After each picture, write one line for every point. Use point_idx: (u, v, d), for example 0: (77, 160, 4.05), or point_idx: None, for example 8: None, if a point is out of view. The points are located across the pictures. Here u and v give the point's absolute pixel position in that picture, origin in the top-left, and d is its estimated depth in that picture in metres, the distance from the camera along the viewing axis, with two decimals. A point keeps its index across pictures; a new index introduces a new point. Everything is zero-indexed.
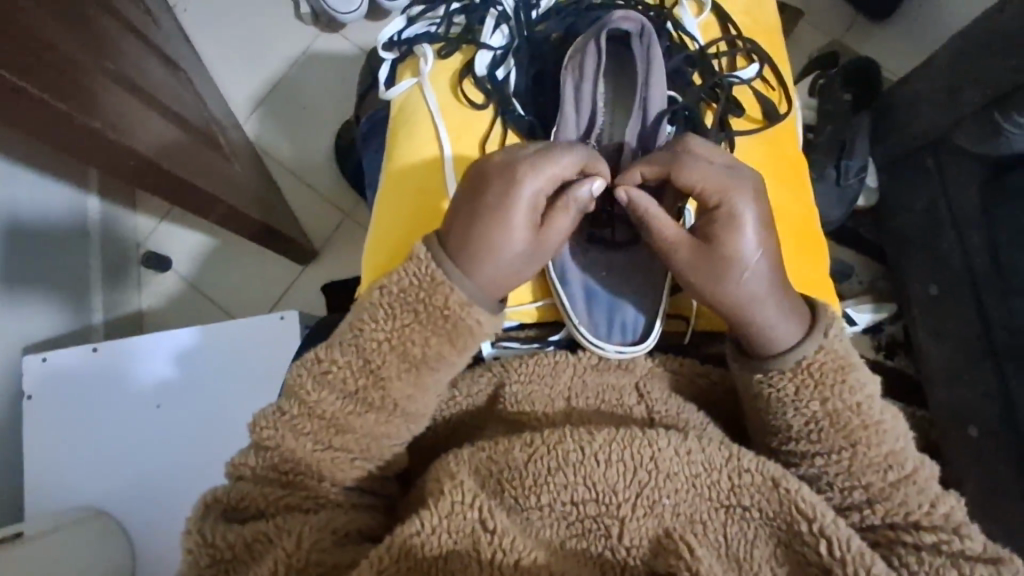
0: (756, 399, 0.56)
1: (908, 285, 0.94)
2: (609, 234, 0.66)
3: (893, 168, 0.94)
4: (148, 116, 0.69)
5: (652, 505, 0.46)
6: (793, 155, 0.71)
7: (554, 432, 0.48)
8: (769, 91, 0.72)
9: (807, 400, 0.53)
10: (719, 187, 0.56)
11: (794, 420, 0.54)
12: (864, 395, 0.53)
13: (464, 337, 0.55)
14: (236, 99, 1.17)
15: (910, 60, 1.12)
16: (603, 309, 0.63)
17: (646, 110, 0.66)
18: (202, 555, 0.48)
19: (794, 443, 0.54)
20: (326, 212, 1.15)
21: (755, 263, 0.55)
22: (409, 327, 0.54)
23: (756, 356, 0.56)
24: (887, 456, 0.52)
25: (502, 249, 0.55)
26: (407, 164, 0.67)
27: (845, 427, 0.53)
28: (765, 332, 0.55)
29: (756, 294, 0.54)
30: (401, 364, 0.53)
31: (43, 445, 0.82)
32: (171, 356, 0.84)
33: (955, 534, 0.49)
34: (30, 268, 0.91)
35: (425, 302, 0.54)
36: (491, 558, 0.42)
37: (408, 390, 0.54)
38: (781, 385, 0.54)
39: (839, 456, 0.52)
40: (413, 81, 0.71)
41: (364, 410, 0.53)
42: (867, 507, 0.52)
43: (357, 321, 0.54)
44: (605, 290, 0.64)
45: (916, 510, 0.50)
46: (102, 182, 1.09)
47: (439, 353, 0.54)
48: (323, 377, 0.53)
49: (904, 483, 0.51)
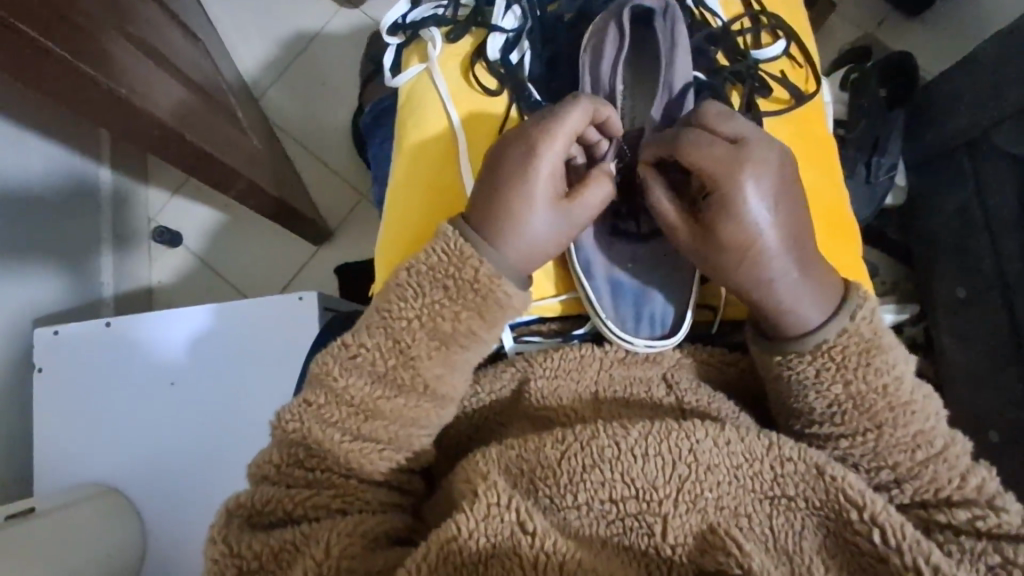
0: (776, 381, 0.53)
1: (934, 283, 0.92)
2: (634, 227, 0.62)
3: (926, 168, 0.93)
4: (152, 89, 0.66)
5: (694, 501, 0.44)
6: (822, 137, 0.68)
7: (586, 427, 0.46)
8: (794, 69, 0.70)
9: (829, 383, 0.50)
10: (717, 166, 0.52)
11: (816, 403, 0.51)
12: (891, 377, 0.50)
13: (494, 311, 0.53)
14: (251, 74, 1.14)
15: (946, 57, 1.09)
16: (630, 304, 0.59)
17: (670, 83, 0.62)
18: (229, 565, 0.47)
19: (816, 426, 0.52)
20: (340, 193, 1.13)
21: (766, 245, 0.50)
22: (438, 302, 0.52)
23: (775, 339, 0.52)
24: (916, 436, 0.49)
25: (527, 219, 0.53)
26: (420, 157, 0.64)
27: (870, 409, 0.50)
28: (785, 311, 0.51)
29: (771, 276, 0.51)
30: (431, 342, 0.52)
31: (58, 418, 0.81)
32: (187, 333, 0.82)
33: (989, 509, 0.46)
34: (31, 244, 0.88)
35: (454, 277, 0.52)
36: (534, 561, 0.41)
37: (437, 370, 0.52)
38: (801, 368, 0.51)
39: (864, 438, 0.50)
40: (420, 67, 0.67)
41: (394, 393, 0.51)
42: (895, 487, 0.50)
43: (385, 304, 0.52)
44: (632, 281, 0.60)
45: (946, 486, 0.48)
46: (111, 155, 1.06)
47: (470, 330, 0.52)
48: (351, 361, 0.52)
49: (934, 461, 0.49)
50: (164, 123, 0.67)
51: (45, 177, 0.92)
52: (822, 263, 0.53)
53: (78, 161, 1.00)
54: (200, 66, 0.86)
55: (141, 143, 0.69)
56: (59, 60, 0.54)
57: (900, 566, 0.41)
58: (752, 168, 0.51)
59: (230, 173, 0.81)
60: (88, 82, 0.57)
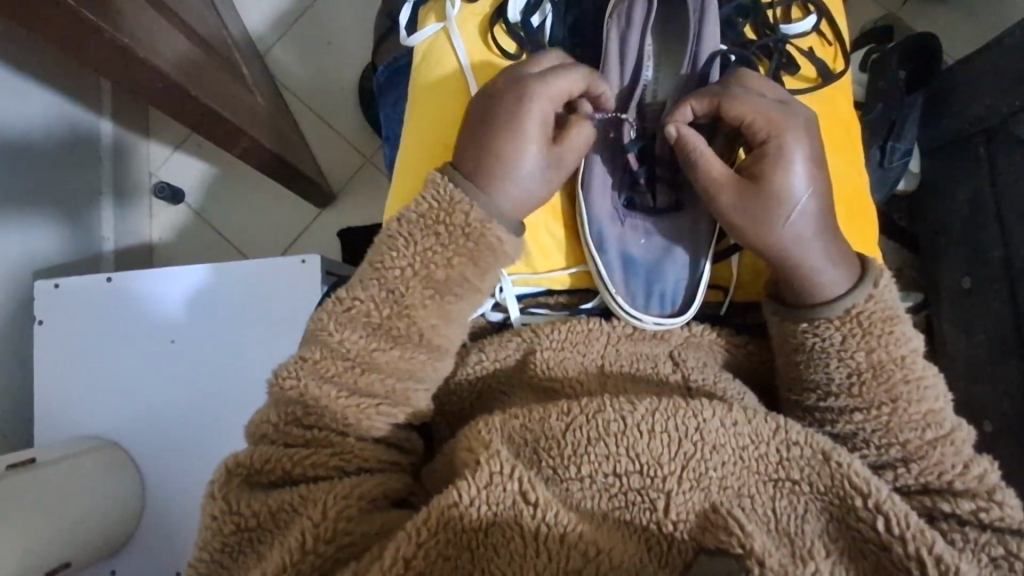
0: (795, 352, 0.53)
1: (940, 271, 0.92)
2: (650, 201, 0.61)
3: (941, 152, 0.91)
4: (155, 38, 0.64)
5: (699, 478, 0.44)
6: (847, 117, 0.66)
7: (593, 401, 0.46)
8: (823, 47, 0.68)
9: (853, 350, 0.51)
10: (768, 122, 0.53)
11: (835, 373, 0.51)
12: (908, 349, 0.51)
13: (486, 257, 0.52)
14: (257, 29, 1.12)
15: (970, 40, 1.06)
16: (642, 280, 0.58)
17: (696, 57, 0.60)
18: (227, 522, 0.47)
19: (832, 399, 0.52)
20: (345, 155, 1.11)
21: (804, 202, 0.51)
22: (430, 248, 0.51)
23: (801, 305, 0.52)
24: (926, 415, 0.50)
25: (517, 163, 0.53)
26: (433, 119, 0.63)
27: (888, 380, 0.50)
28: (821, 270, 0.52)
29: (804, 234, 0.51)
30: (424, 291, 0.51)
31: (56, 372, 0.81)
32: (186, 289, 0.81)
33: (992, 501, 0.47)
34: (30, 194, 0.87)
35: (445, 223, 0.51)
36: (535, 533, 0.41)
37: (432, 320, 0.52)
38: (827, 334, 0.51)
39: (879, 412, 0.50)
40: (437, 26, 0.65)
41: (389, 345, 0.51)
42: (902, 466, 0.50)
43: (378, 256, 0.52)
44: (643, 258, 0.59)
45: (950, 471, 0.48)
46: (109, 107, 1.04)
47: (462, 277, 0.52)
48: (346, 315, 0.51)
49: (942, 443, 0.49)
50: (167, 76, 0.65)
51: (47, 128, 0.91)
52: (843, 243, 0.53)
53: (79, 112, 0.98)
54: (202, 19, 0.83)
55: (145, 94, 0.67)
56: (63, 6, 0.52)
57: (901, 554, 0.41)
58: (795, 127, 0.53)
59: (234, 131, 0.80)
60: (92, 29, 0.55)
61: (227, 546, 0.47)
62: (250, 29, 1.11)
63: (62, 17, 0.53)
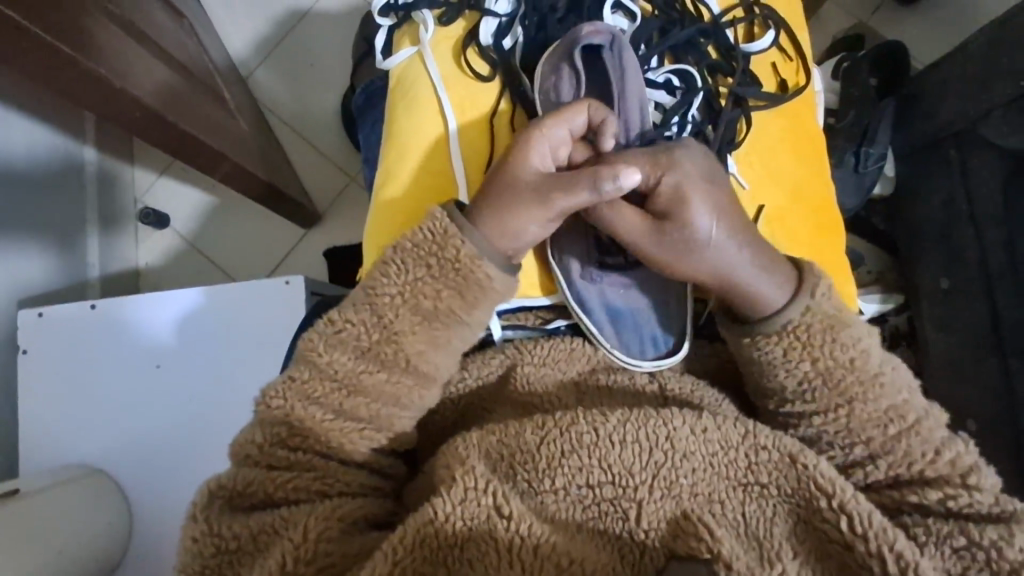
0: (749, 363, 0.54)
1: (918, 273, 0.94)
2: (623, 259, 0.60)
3: (913, 155, 0.93)
4: (133, 70, 0.66)
5: (669, 486, 0.44)
6: (813, 132, 0.69)
7: (567, 413, 0.47)
8: (784, 61, 0.70)
9: (797, 361, 0.52)
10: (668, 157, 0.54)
11: (788, 381, 0.52)
12: (857, 351, 0.51)
13: (474, 291, 0.53)
14: (239, 54, 1.13)
15: (935, 44, 1.09)
16: (632, 330, 0.58)
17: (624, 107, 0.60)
18: (207, 545, 0.47)
19: (790, 405, 0.53)
20: (331, 175, 1.12)
21: (712, 234, 0.52)
22: (421, 280, 0.52)
23: (743, 320, 0.54)
24: (888, 410, 0.50)
25: (501, 188, 0.54)
26: (411, 139, 0.64)
27: (840, 384, 0.51)
28: (748, 288, 0.52)
29: (727, 262, 0.52)
30: (413, 318, 0.52)
31: (42, 402, 0.81)
32: (172, 314, 0.82)
33: (964, 488, 0.48)
34: (17, 224, 0.88)
35: (437, 255, 0.52)
36: (508, 545, 0.41)
37: (420, 345, 0.52)
38: (769, 349, 0.52)
39: (835, 414, 0.51)
40: (412, 50, 0.67)
41: (377, 368, 0.52)
42: (869, 462, 0.51)
43: (369, 281, 0.53)
44: (627, 309, 0.59)
45: (919, 460, 0.49)
46: (92, 137, 1.05)
47: (450, 309, 0.53)
48: (335, 337, 0.52)
49: (907, 433, 0.50)
50: (146, 105, 0.66)
51: (32, 159, 0.92)
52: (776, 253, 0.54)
53: (63, 143, 0.99)
54: (184, 49, 0.85)
55: (126, 123, 0.68)
56: (40, 41, 0.53)
57: (864, 553, 0.42)
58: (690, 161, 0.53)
59: (217, 156, 0.81)
60: (68, 62, 0.56)
61: (206, 571, 0.47)
62: (233, 55, 1.13)
63: (39, 52, 0.54)
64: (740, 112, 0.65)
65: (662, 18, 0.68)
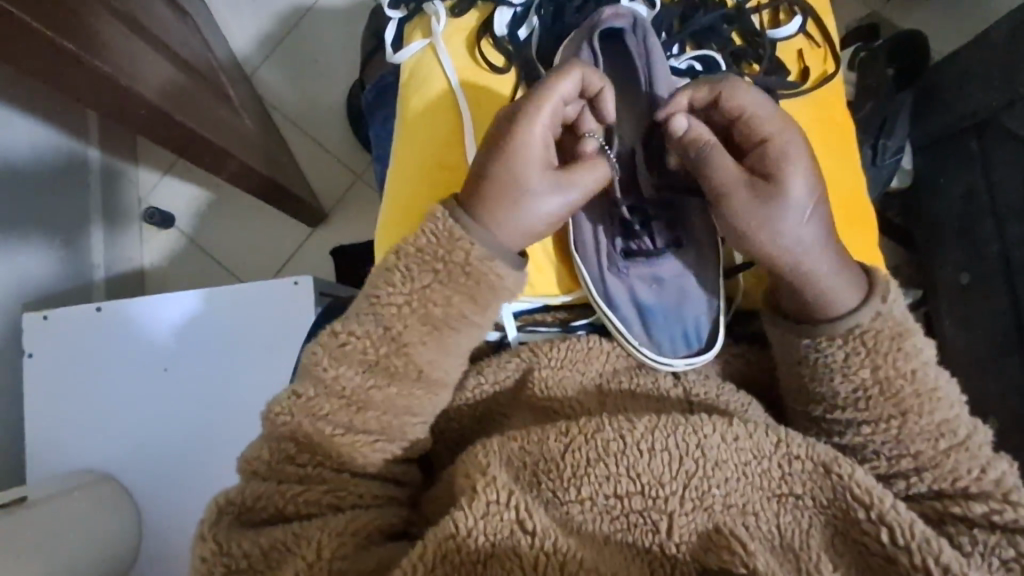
0: (799, 366, 0.52)
1: (939, 269, 0.92)
2: (649, 243, 0.60)
3: (933, 147, 0.91)
4: (136, 67, 0.64)
5: (702, 497, 0.43)
6: (843, 121, 0.66)
7: (591, 420, 0.45)
8: (812, 47, 0.68)
9: (858, 367, 0.50)
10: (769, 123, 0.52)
11: (842, 388, 0.50)
12: (919, 362, 0.50)
13: (486, 293, 0.51)
14: (243, 50, 1.11)
15: (955, 34, 1.06)
16: (664, 327, 0.57)
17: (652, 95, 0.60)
18: (218, 564, 0.45)
19: (838, 412, 0.51)
20: (338, 173, 1.11)
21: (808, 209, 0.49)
22: (428, 286, 0.50)
23: (806, 320, 0.51)
24: (940, 424, 0.49)
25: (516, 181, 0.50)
26: (426, 134, 0.62)
27: (897, 394, 0.49)
28: (821, 287, 0.50)
29: (812, 247, 0.49)
30: (422, 327, 0.50)
31: (49, 408, 0.80)
32: (178, 316, 0.80)
33: (1006, 503, 0.46)
34: (20, 226, 0.86)
35: (444, 260, 0.50)
36: (534, 562, 0.40)
37: (430, 355, 0.51)
38: (831, 353, 0.50)
39: (887, 425, 0.49)
40: (424, 42, 0.65)
41: (386, 382, 0.50)
42: (914, 475, 0.49)
43: (375, 289, 0.51)
44: (658, 305, 0.58)
45: (966, 477, 0.47)
46: (96, 136, 1.03)
47: (461, 313, 0.51)
48: (341, 350, 0.50)
49: (957, 450, 0.48)
50: (152, 103, 0.64)
51: (35, 159, 0.90)
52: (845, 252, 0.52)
53: (66, 143, 0.97)
54: (187, 46, 0.83)
55: (130, 122, 0.66)
56: (40, 37, 0.51)
57: (908, 566, 0.40)
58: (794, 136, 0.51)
59: (222, 155, 0.79)
60: (70, 60, 0.54)
61: None
62: (236, 51, 1.11)
63: (40, 49, 0.52)
64: (766, 100, 0.64)
65: (680, 6, 0.66)
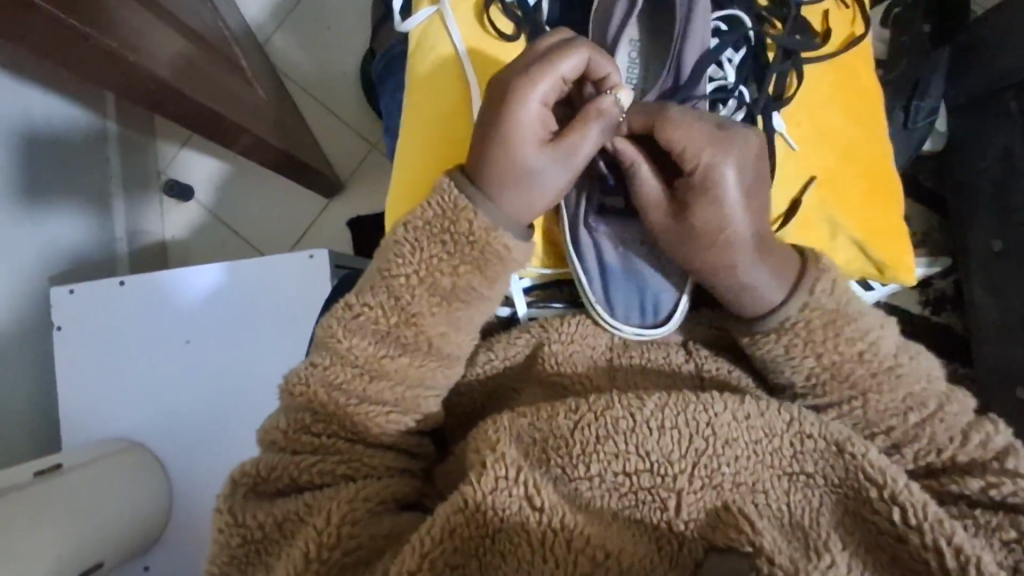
0: (752, 357, 0.53)
1: (964, 235, 0.88)
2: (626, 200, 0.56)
3: (969, 108, 0.87)
4: (143, 39, 0.63)
5: (711, 475, 0.43)
6: (869, 87, 0.64)
7: (602, 398, 0.45)
8: (841, 9, 0.65)
9: (802, 357, 0.50)
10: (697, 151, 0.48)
11: (795, 377, 0.51)
12: (866, 342, 0.50)
13: (493, 265, 0.51)
14: (255, 18, 1.10)
15: None
16: (623, 289, 0.54)
17: (679, 67, 0.56)
18: (233, 535, 0.47)
19: (805, 400, 0.52)
20: (352, 142, 1.10)
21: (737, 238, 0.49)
22: (434, 257, 0.50)
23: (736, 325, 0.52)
24: (906, 398, 0.49)
25: (517, 158, 0.49)
26: (433, 105, 0.61)
27: (850, 377, 0.50)
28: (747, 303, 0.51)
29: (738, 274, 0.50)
30: (431, 299, 0.50)
31: (77, 379, 0.82)
32: (198, 289, 0.81)
33: (1006, 475, 0.46)
34: (40, 201, 0.87)
35: (449, 231, 0.50)
36: (542, 539, 0.40)
37: (441, 327, 0.51)
38: (770, 346, 0.51)
39: (850, 406, 0.50)
40: (431, 9, 0.62)
41: (397, 352, 0.51)
42: (896, 451, 0.50)
43: (385, 262, 0.51)
44: (622, 264, 0.55)
45: (947, 446, 0.48)
46: (113, 110, 1.03)
47: (470, 285, 0.51)
48: (354, 322, 0.51)
49: (929, 421, 0.49)
50: (161, 78, 0.64)
51: (53, 133, 0.91)
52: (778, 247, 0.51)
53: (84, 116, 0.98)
54: (198, 16, 0.82)
55: (140, 97, 0.66)
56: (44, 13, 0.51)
57: (919, 546, 0.40)
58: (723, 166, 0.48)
59: (235, 128, 0.78)
60: (76, 35, 0.54)
61: (234, 557, 0.47)
62: (248, 20, 1.09)
63: (45, 24, 0.52)
64: (789, 65, 0.60)
65: None
